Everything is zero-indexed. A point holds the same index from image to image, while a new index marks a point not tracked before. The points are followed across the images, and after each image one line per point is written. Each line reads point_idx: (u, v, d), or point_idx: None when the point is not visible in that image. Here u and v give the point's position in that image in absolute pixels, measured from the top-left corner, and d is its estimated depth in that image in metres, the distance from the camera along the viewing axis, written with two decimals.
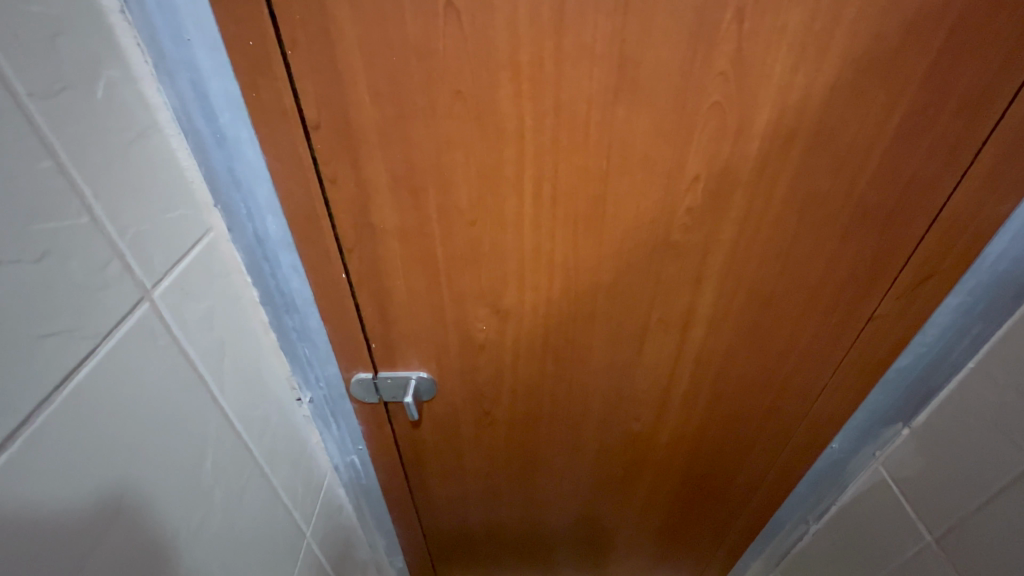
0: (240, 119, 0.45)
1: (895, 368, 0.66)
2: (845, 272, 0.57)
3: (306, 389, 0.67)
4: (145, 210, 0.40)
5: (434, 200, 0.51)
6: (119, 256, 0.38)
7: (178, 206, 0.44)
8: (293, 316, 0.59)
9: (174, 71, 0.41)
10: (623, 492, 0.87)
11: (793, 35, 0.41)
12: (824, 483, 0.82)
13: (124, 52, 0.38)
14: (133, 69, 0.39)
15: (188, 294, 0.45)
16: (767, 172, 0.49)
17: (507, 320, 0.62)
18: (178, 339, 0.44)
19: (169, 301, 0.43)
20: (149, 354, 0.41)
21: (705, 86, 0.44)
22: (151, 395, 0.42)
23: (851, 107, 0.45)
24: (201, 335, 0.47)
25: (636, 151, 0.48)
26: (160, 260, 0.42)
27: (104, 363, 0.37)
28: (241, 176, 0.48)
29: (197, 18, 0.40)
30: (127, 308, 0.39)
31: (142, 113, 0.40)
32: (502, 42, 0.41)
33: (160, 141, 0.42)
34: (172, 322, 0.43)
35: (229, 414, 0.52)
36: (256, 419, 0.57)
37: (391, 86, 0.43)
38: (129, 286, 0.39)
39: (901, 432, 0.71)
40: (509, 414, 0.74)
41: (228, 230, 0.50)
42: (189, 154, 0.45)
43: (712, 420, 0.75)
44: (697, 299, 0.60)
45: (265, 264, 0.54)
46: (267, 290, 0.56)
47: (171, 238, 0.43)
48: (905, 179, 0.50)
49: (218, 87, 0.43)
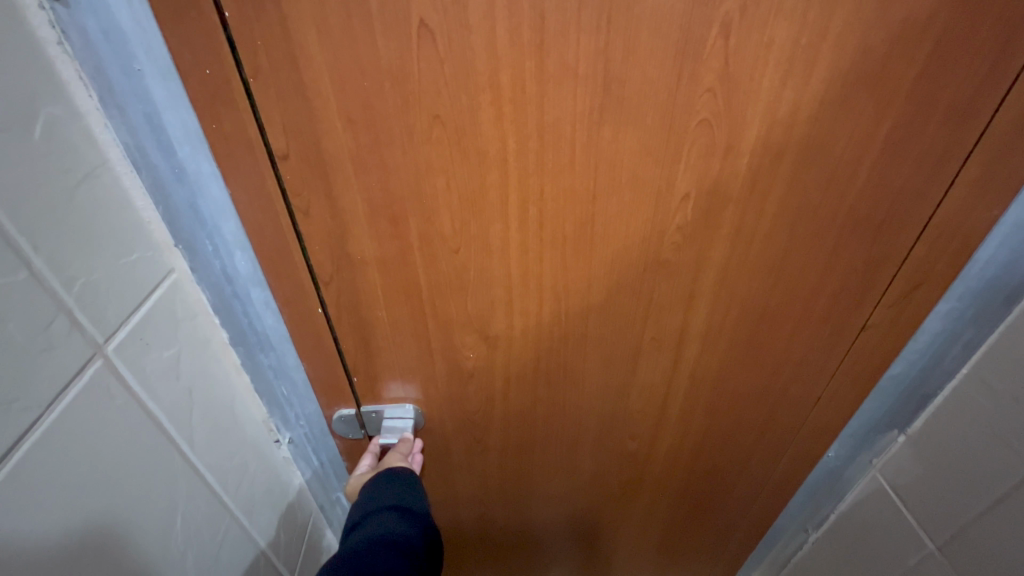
0: (202, 152, 0.42)
1: (888, 375, 0.65)
2: (838, 282, 0.56)
3: (286, 430, 0.63)
4: (95, 258, 0.37)
5: (415, 227, 0.48)
6: (65, 311, 0.35)
7: (133, 250, 0.40)
8: (268, 354, 0.56)
9: (124, 104, 0.37)
10: (621, 511, 0.85)
11: (782, 49, 0.40)
12: (821, 490, 0.81)
13: (66, 87, 0.35)
14: (76, 105, 0.36)
15: (148, 344, 0.42)
16: (757, 187, 0.48)
17: (496, 347, 0.59)
18: (140, 396, 0.40)
19: (126, 354, 0.39)
20: (108, 416, 0.38)
21: (693, 104, 0.42)
22: (110, 461, 0.38)
23: (841, 119, 0.44)
24: (165, 387, 0.43)
25: (625, 171, 0.46)
26: (115, 310, 0.38)
27: (54, 432, 0.34)
28: (205, 212, 0.45)
29: (148, 47, 0.36)
30: (78, 367, 0.36)
31: (89, 151, 0.37)
32: (481, 64, 0.39)
33: (110, 180, 0.38)
34: (130, 378, 0.40)
35: (200, 468, 0.48)
36: (231, 470, 0.53)
37: (364, 112, 0.41)
38: (76, 343, 0.35)
39: (897, 439, 0.70)
40: (501, 440, 0.71)
41: (192, 270, 0.46)
42: (144, 191, 0.41)
43: (707, 436, 0.73)
44: (690, 317, 0.58)
45: (235, 302, 0.50)
46: (238, 330, 0.52)
47: (125, 285, 0.39)
48: (894, 190, 0.49)
49: (174, 119, 0.40)
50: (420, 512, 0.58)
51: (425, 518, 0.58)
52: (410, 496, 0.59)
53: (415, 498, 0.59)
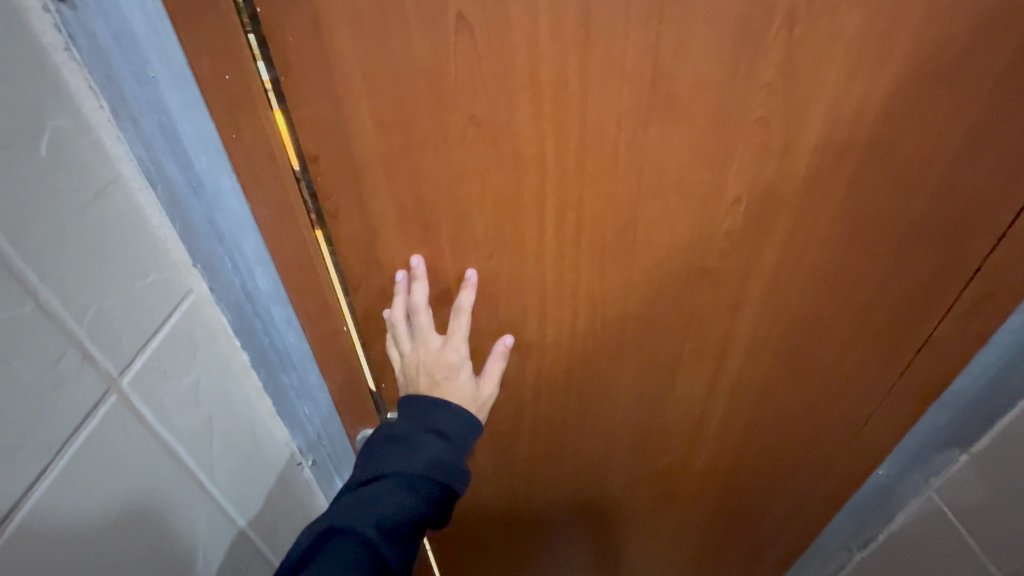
0: (220, 163, 0.40)
1: (950, 391, 0.60)
2: (898, 292, 0.52)
3: (310, 453, 0.62)
4: (110, 285, 0.35)
5: (447, 232, 0.46)
6: (73, 346, 0.33)
7: (150, 271, 0.39)
8: (290, 372, 0.55)
9: (137, 114, 0.35)
10: (651, 524, 0.81)
11: (851, 40, 0.36)
12: (866, 509, 0.76)
13: (74, 96, 0.33)
14: (85, 116, 0.34)
15: (165, 370, 0.40)
16: (815, 190, 0.44)
17: (528, 354, 0.58)
18: (155, 430, 0.39)
19: (142, 384, 0.38)
20: (120, 453, 0.36)
21: (750, 100, 0.39)
22: (122, 497, 0.37)
23: (914, 116, 0.40)
24: (183, 415, 0.42)
25: (671, 174, 0.43)
26: (130, 339, 0.37)
27: (64, 473, 0.33)
28: (223, 228, 0.43)
29: (162, 53, 0.34)
30: (91, 405, 0.34)
31: (102, 168, 0.35)
32: (521, 60, 0.37)
33: (124, 197, 0.37)
34: (146, 409, 0.38)
35: (219, 497, 0.46)
36: (251, 495, 0.51)
37: (396, 112, 0.39)
38: (87, 378, 0.34)
39: (957, 459, 0.64)
40: (529, 450, 0.69)
41: (211, 290, 0.45)
42: (160, 209, 0.39)
43: (747, 450, 0.69)
44: (734, 327, 0.55)
45: (257, 320, 0.49)
46: (260, 350, 0.51)
47: (142, 311, 0.38)
48: (969, 194, 0.45)
49: (191, 128, 0.38)
50: (453, 437, 0.48)
51: (454, 449, 0.47)
52: (449, 419, 0.48)
53: (453, 418, 0.49)
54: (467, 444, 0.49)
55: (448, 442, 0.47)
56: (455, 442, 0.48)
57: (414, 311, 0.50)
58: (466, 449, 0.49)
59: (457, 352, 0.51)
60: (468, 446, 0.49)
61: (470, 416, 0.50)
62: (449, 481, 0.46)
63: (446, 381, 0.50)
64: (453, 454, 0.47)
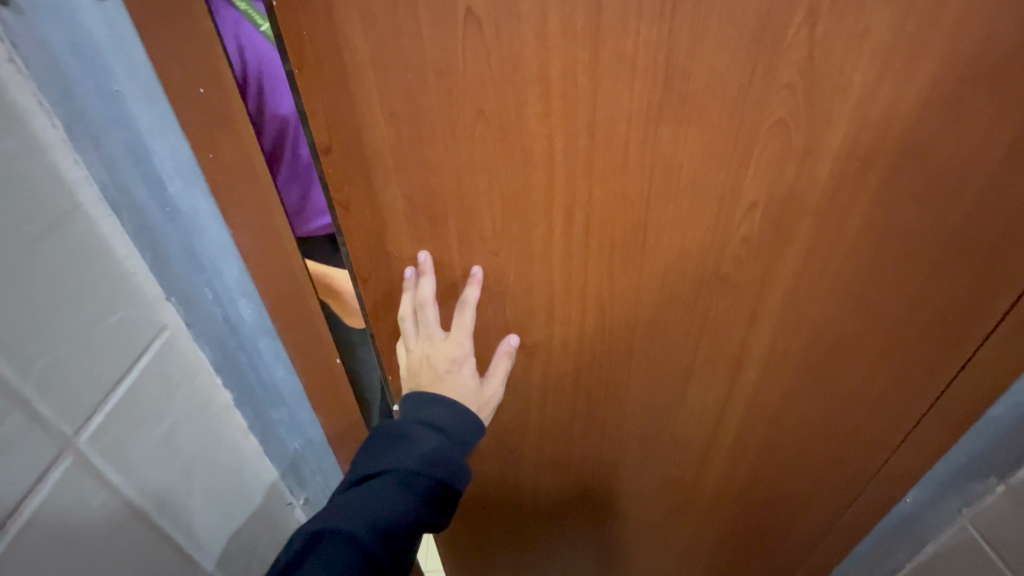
0: (196, 185, 0.41)
1: (986, 417, 0.56)
2: (931, 310, 0.48)
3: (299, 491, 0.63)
4: (70, 333, 0.34)
5: (454, 227, 0.47)
6: (24, 404, 0.32)
7: (117, 310, 0.38)
8: (275, 405, 0.56)
9: (100, 134, 0.36)
10: (660, 539, 0.79)
11: (880, 39, 0.34)
12: (891, 536, 0.71)
13: (25, 115, 0.32)
14: (39, 136, 0.33)
15: (131, 416, 0.39)
16: (840, 199, 0.42)
17: (534, 354, 0.57)
18: (117, 482, 0.38)
19: (103, 436, 0.37)
20: (77, 509, 0.35)
21: (769, 100, 0.37)
22: (82, 555, 0.36)
23: (951, 123, 0.38)
24: (150, 461, 0.41)
25: (684, 176, 0.42)
26: (89, 391, 0.36)
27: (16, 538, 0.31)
28: (202, 256, 0.44)
29: (128, 68, 0.35)
30: (44, 464, 0.33)
31: (61, 198, 0.34)
32: (530, 55, 0.37)
33: (85, 228, 0.36)
34: (106, 461, 0.37)
35: (190, 537, 0.45)
36: (228, 530, 0.50)
37: (406, 105, 0.39)
38: (42, 438, 0.33)
39: (996, 488, 0.59)
40: (535, 453, 0.68)
41: (186, 324, 0.45)
42: (126, 237, 0.39)
43: (765, 469, 0.66)
44: (750, 339, 0.53)
45: (240, 350, 0.50)
46: (245, 382, 0.51)
47: (105, 357, 0.37)
48: (1014, 207, 0.41)
49: (163, 149, 0.39)
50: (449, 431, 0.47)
51: (451, 444, 0.47)
52: (445, 413, 0.48)
53: (450, 412, 0.48)
54: (466, 438, 0.48)
55: (445, 437, 0.47)
56: (452, 436, 0.47)
57: (421, 304, 0.50)
58: (465, 443, 0.48)
59: (461, 346, 0.51)
60: (468, 440, 0.49)
61: (467, 410, 0.49)
62: (445, 475, 0.46)
63: (449, 374, 0.51)
64: (450, 449, 0.47)
